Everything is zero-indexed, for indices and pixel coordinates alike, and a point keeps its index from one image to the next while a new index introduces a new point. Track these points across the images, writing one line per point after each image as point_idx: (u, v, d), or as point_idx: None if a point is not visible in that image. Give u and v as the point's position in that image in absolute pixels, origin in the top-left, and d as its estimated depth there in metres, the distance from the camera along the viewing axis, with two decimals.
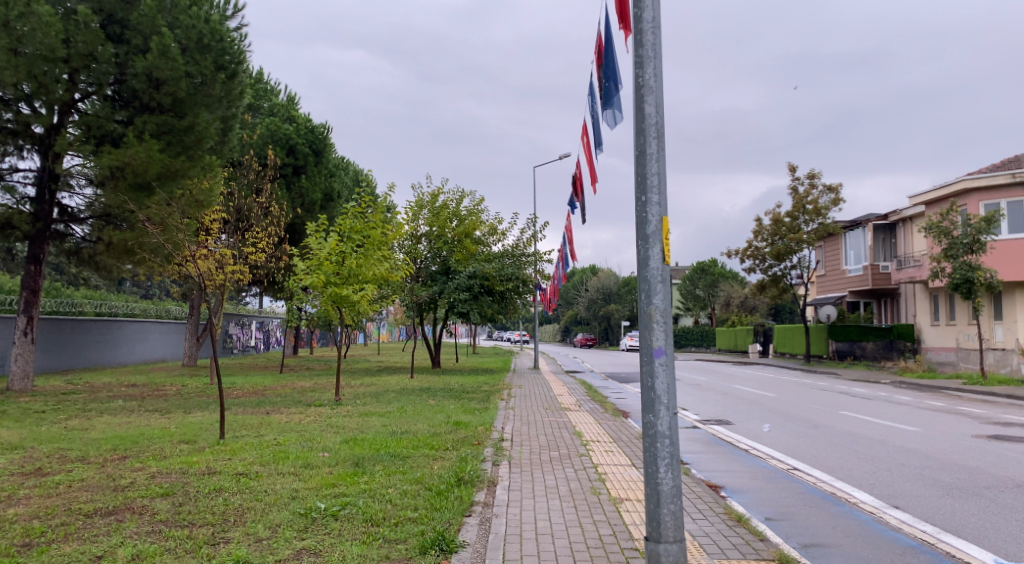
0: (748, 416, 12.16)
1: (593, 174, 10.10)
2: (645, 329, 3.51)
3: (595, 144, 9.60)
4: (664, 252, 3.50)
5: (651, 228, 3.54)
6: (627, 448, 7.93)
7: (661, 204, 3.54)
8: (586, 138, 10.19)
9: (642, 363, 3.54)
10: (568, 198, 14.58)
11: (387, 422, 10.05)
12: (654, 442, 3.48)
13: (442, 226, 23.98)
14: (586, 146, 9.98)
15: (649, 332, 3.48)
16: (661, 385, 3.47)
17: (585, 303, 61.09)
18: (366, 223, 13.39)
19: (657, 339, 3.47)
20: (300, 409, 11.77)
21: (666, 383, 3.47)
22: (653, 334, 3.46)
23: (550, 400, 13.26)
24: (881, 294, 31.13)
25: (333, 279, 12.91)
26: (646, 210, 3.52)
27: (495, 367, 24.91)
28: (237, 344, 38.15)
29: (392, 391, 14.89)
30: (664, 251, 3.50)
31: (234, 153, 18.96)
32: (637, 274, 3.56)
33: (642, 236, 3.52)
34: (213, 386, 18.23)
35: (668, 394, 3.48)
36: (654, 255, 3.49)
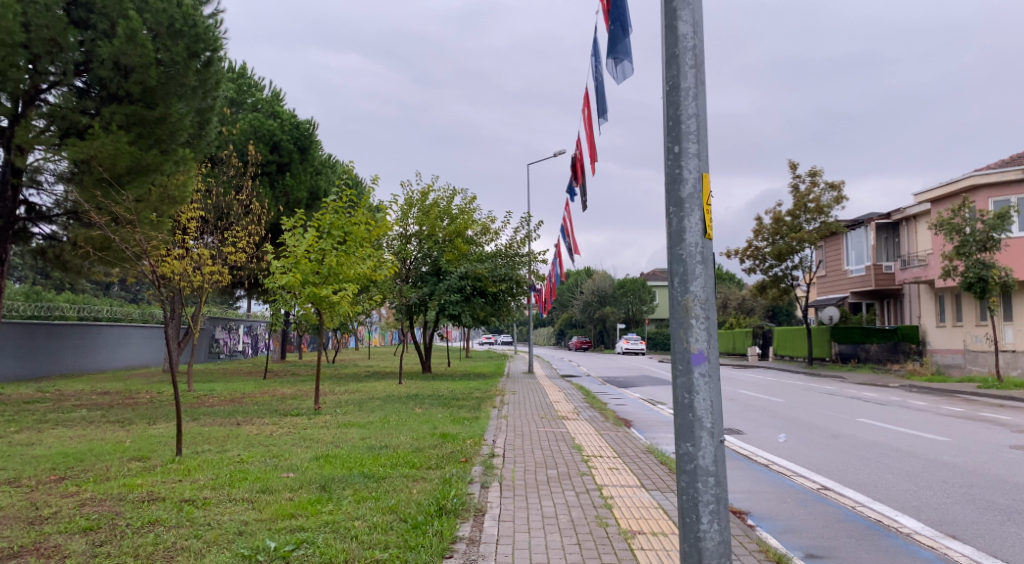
0: (759, 424, 11.28)
1: (592, 152, 9.26)
2: (680, 326, 2.74)
3: (596, 118, 8.75)
4: (706, 223, 2.72)
5: (686, 189, 2.79)
6: (635, 465, 7.05)
7: (700, 156, 2.77)
8: (586, 112, 9.36)
9: (675, 373, 2.75)
10: (566, 186, 13.74)
11: (367, 434, 9.14)
12: (693, 482, 2.69)
13: (432, 224, 23.02)
14: (587, 119, 9.13)
15: (686, 331, 2.71)
16: (702, 404, 2.70)
17: (579, 305, 60.29)
18: (348, 218, 12.47)
19: (697, 341, 2.70)
20: (274, 420, 10.85)
21: (708, 401, 2.69)
22: (691, 334, 2.69)
23: (545, 408, 12.38)
24: (884, 295, 30.39)
25: (311, 278, 12.06)
26: (680, 165, 2.75)
27: (488, 372, 24.01)
28: (223, 349, 37.13)
29: (376, 399, 13.96)
30: (705, 221, 2.72)
31: (213, 147, 18.02)
32: (668, 252, 2.79)
33: (675, 201, 2.76)
34: (191, 393, 17.29)
35: (712, 417, 2.70)
36: (692, 225, 2.72)
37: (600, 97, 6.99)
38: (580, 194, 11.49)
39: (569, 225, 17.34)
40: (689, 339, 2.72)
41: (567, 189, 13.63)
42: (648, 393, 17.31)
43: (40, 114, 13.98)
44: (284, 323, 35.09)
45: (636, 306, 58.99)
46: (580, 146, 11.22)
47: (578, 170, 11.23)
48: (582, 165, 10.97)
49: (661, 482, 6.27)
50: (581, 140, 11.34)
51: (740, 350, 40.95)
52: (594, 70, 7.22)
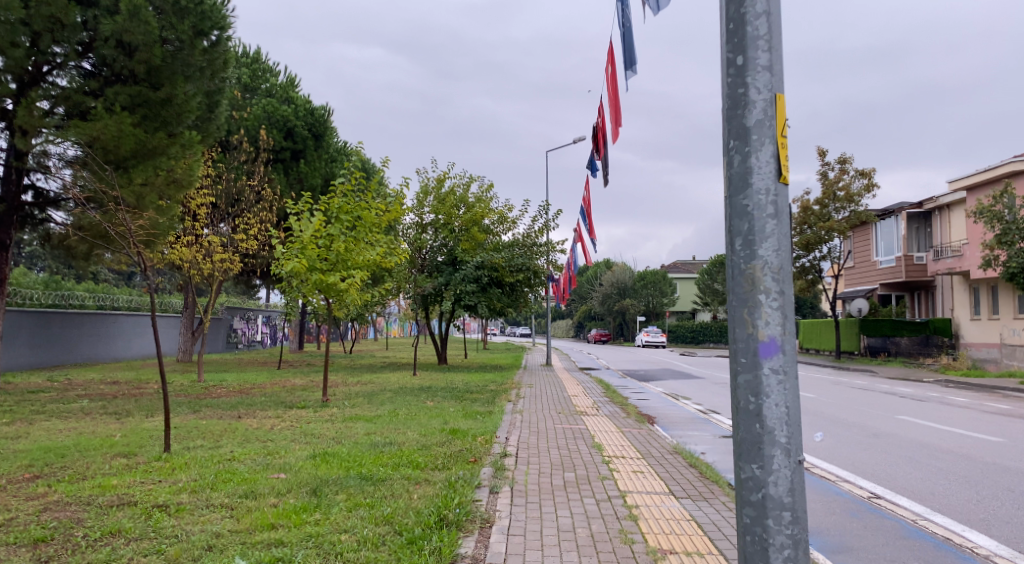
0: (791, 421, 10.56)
1: (617, 119, 8.59)
2: (747, 304, 2.33)
3: (623, 78, 8.06)
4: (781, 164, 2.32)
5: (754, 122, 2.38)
6: (661, 467, 6.39)
7: (771, 79, 2.36)
8: (612, 70, 8.72)
9: (741, 370, 2.33)
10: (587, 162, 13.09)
11: (372, 429, 8.57)
12: (764, 509, 2.27)
13: (449, 213, 22.31)
14: (612, 79, 8.48)
15: (757, 313, 2.30)
16: (774, 408, 2.28)
17: (599, 297, 59.38)
18: (359, 202, 11.88)
19: (768, 326, 2.29)
20: (277, 412, 10.31)
21: (782, 405, 2.28)
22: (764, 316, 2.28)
23: (563, 402, 11.73)
24: (915, 287, 29.34)
25: (318, 265, 11.51)
26: (749, 90, 2.36)
27: (506, 365, 23.39)
28: (241, 340, 36.92)
29: (388, 391, 13.39)
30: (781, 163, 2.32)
31: (222, 132, 17.57)
32: (733, 207, 2.38)
33: (740, 135, 2.36)
34: (199, 384, 16.86)
35: (786, 427, 2.28)
36: (763, 168, 2.33)
37: (628, 47, 6.45)
38: (603, 167, 10.83)
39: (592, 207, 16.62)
40: (757, 324, 2.31)
41: (588, 165, 12.96)
42: (671, 387, 16.61)
43: (52, 97, 13.48)
44: (302, 314, 34.74)
45: (657, 298, 58.06)
46: (604, 116, 10.57)
47: (600, 142, 10.58)
48: (605, 135, 10.31)
49: (690, 488, 5.63)
50: (604, 110, 10.68)
51: None
52: (621, 14, 6.66)
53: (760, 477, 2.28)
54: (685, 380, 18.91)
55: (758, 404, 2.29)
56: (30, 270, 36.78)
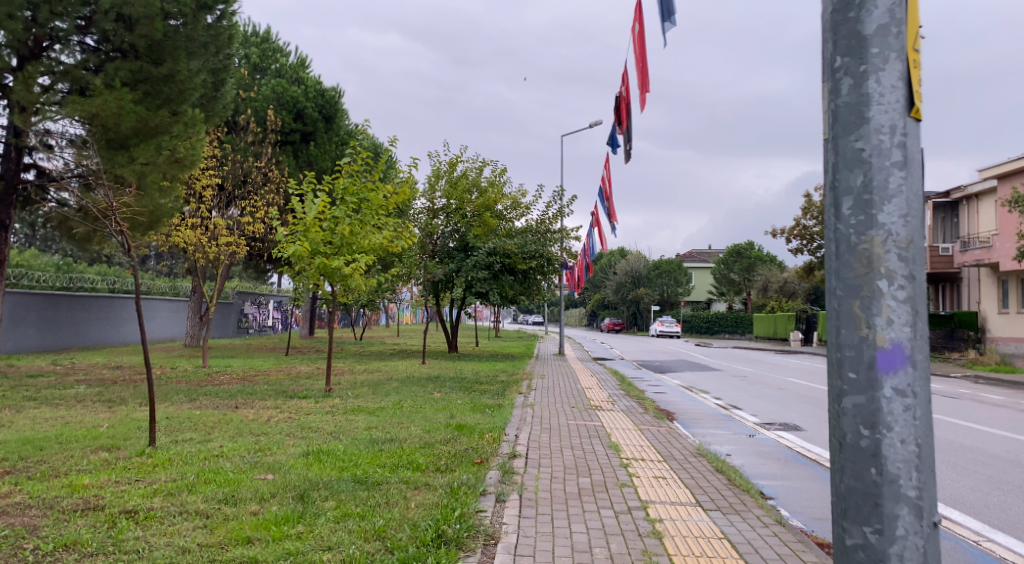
0: (818, 420, 9.92)
1: (644, 82, 7.97)
2: (859, 296, 1.80)
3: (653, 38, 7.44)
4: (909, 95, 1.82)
5: (873, 44, 1.85)
6: (685, 472, 5.83)
7: None
8: (640, 29, 8.10)
9: (850, 388, 1.80)
10: (608, 138, 12.45)
11: (374, 422, 8.07)
12: None
13: (461, 198, 21.76)
14: (640, 39, 7.84)
15: (876, 307, 1.78)
16: (899, 439, 1.75)
17: (613, 286, 58.70)
18: (367, 184, 11.32)
19: (890, 327, 1.76)
20: (277, 403, 9.84)
21: (908, 435, 1.75)
22: (884, 312, 1.77)
23: (576, 395, 11.18)
24: (940, 278, 28.48)
25: (322, 249, 10.99)
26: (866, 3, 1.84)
27: (517, 354, 22.87)
28: (253, 325, 36.71)
29: (394, 381, 12.90)
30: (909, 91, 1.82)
31: (228, 112, 17.10)
32: (841, 160, 1.86)
33: (854, 59, 1.85)
34: (203, 370, 16.51)
35: (913, 465, 1.75)
36: (883, 106, 1.82)
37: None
38: (625, 141, 10.22)
39: (611, 188, 15.96)
40: (873, 323, 1.78)
41: (609, 141, 12.33)
42: (689, 380, 16.02)
43: (56, 75, 13.05)
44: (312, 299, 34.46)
45: (672, 288, 57.38)
46: (627, 86, 9.95)
47: (623, 114, 9.98)
48: (628, 106, 9.70)
49: (719, 498, 5.07)
50: (628, 79, 10.06)
51: (781, 334, 39.21)
52: None
53: (877, 544, 1.75)
54: (702, 373, 18.29)
55: (874, 439, 1.76)
56: (43, 253, 36.69)
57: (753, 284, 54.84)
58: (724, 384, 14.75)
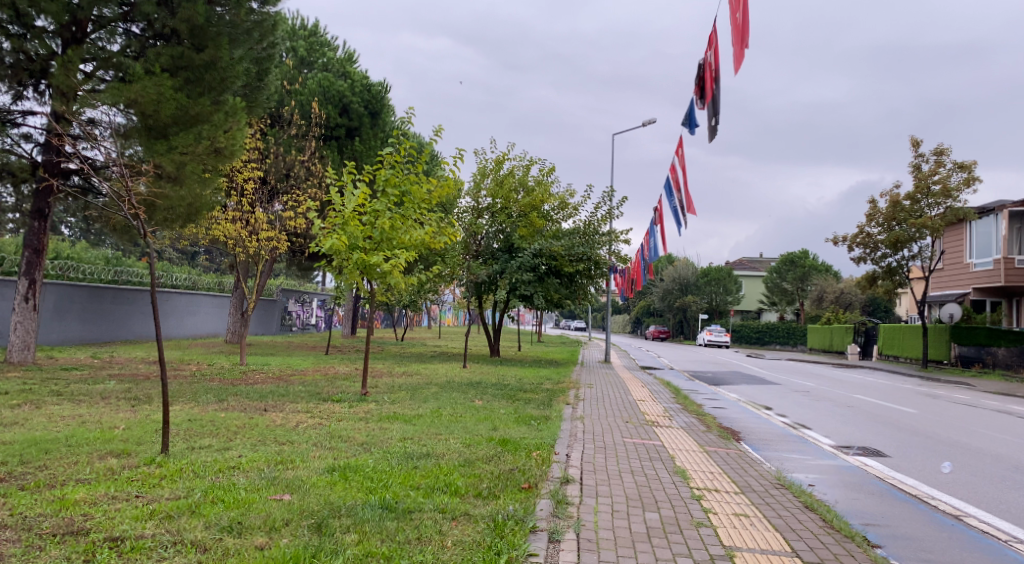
0: (903, 445, 8.82)
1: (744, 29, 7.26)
2: None
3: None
4: None
5: None
6: (770, 510, 4.95)
7: None
8: None
9: None
10: (684, 119, 11.66)
11: (409, 433, 7.35)
12: None
13: (506, 197, 21.02)
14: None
15: None
16: None
17: (659, 293, 57.30)
18: (409, 176, 10.61)
19: None
20: (307, 406, 9.19)
21: None
22: None
23: (629, 408, 10.30)
24: (1014, 292, 26.64)
25: (361, 243, 10.37)
26: None
27: (560, 360, 21.99)
28: (296, 322, 36.61)
29: (432, 385, 12.18)
30: None
31: (271, 104, 16.72)
32: None
33: None
34: (239, 367, 16.11)
35: None
36: None
37: None
38: (709, 115, 9.45)
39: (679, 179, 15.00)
40: None
41: (686, 122, 11.53)
42: (747, 394, 14.95)
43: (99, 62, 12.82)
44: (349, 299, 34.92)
45: (720, 296, 55.75)
46: (715, 54, 9.23)
47: (709, 84, 9.32)
48: (716, 71, 9.01)
49: (820, 546, 4.18)
50: (714, 45, 9.31)
51: (837, 347, 37.48)
52: None
53: None
54: (759, 386, 17.16)
55: None
56: (96, 247, 37.20)
57: (806, 294, 52.89)
58: (786, 401, 13.66)
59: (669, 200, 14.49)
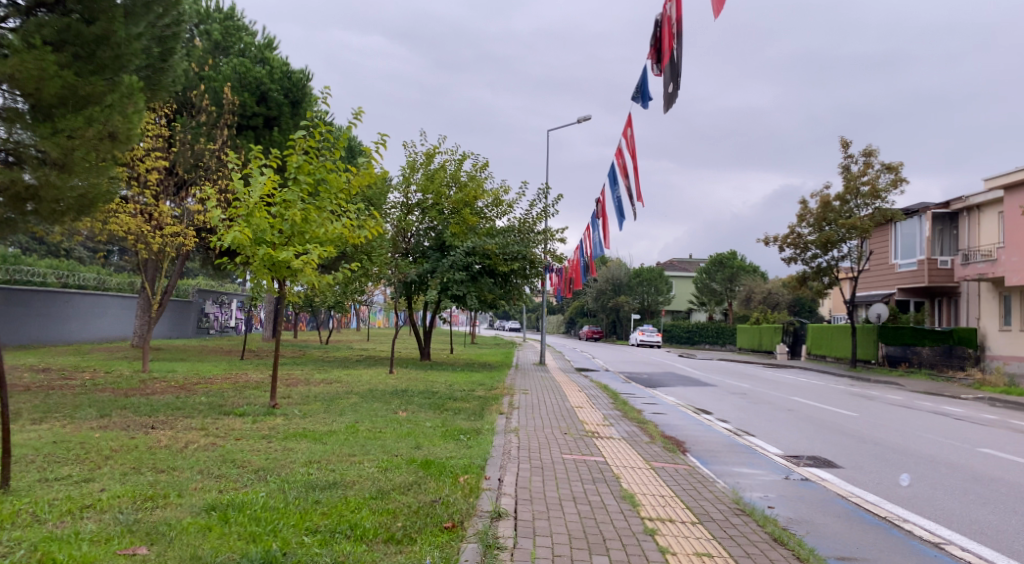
0: (854, 454, 8.35)
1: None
2: None
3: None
4: None
5: None
6: (736, 546, 4.23)
7: None
8: None
9: None
10: (636, 91, 10.96)
11: (317, 455, 6.35)
12: None
13: (438, 192, 20.08)
14: None
15: None
16: None
17: (592, 294, 57.31)
18: (324, 163, 9.57)
19: None
20: (202, 422, 8.04)
21: None
22: None
23: (567, 418, 9.52)
24: (936, 292, 27.43)
25: (269, 237, 9.29)
26: None
27: (494, 362, 21.17)
28: (214, 325, 34.61)
29: (353, 394, 11.13)
30: None
31: (176, 87, 15.29)
32: None
33: None
34: (141, 375, 14.63)
35: None
36: None
37: None
38: (668, 79, 8.80)
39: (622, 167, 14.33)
40: None
41: (639, 94, 10.85)
42: (685, 398, 14.46)
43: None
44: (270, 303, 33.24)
45: (652, 296, 56.06)
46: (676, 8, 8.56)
47: (668, 42, 8.62)
48: (677, 26, 8.30)
49: None
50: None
51: (766, 346, 38.03)
52: None
53: None
54: (696, 388, 16.79)
55: None
56: None
57: (735, 294, 53.85)
58: (727, 405, 13.22)
59: (614, 188, 13.65)
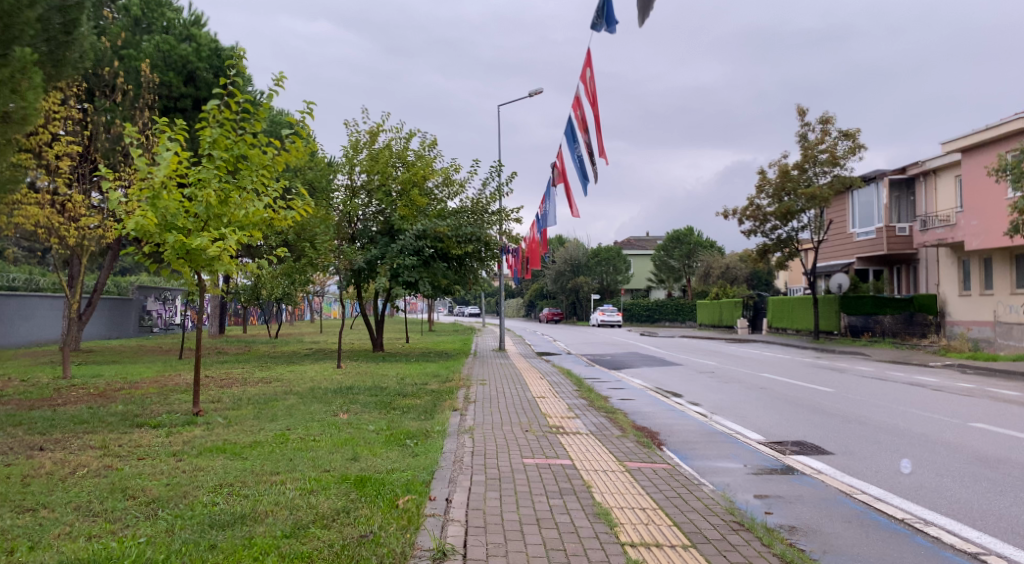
0: (843, 439, 7.63)
1: None
2: None
3: None
4: None
5: None
6: None
7: None
8: None
9: None
10: (597, 18, 9.96)
11: (231, 478, 5.26)
12: None
13: (384, 172, 18.87)
14: None
15: None
16: None
17: (551, 276, 56.67)
18: (243, 136, 8.40)
19: None
20: (103, 438, 6.83)
21: None
22: None
23: (529, 411, 8.55)
24: (895, 260, 27.34)
25: (180, 222, 8.03)
26: None
27: (452, 351, 20.18)
28: (158, 323, 32.81)
29: (291, 395, 10.00)
30: None
31: (85, 64, 13.74)
32: None
33: None
34: (60, 381, 13.17)
35: None
36: None
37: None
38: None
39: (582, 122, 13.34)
40: None
41: (602, 21, 9.82)
42: (652, 380, 13.68)
43: None
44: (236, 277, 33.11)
45: (611, 276, 56.00)
46: None
47: None
48: None
49: None
50: None
51: (726, 321, 37.82)
52: None
53: None
54: (663, 368, 16.08)
55: None
56: None
57: (693, 270, 53.72)
58: (698, 387, 12.47)
59: (573, 147, 12.69)
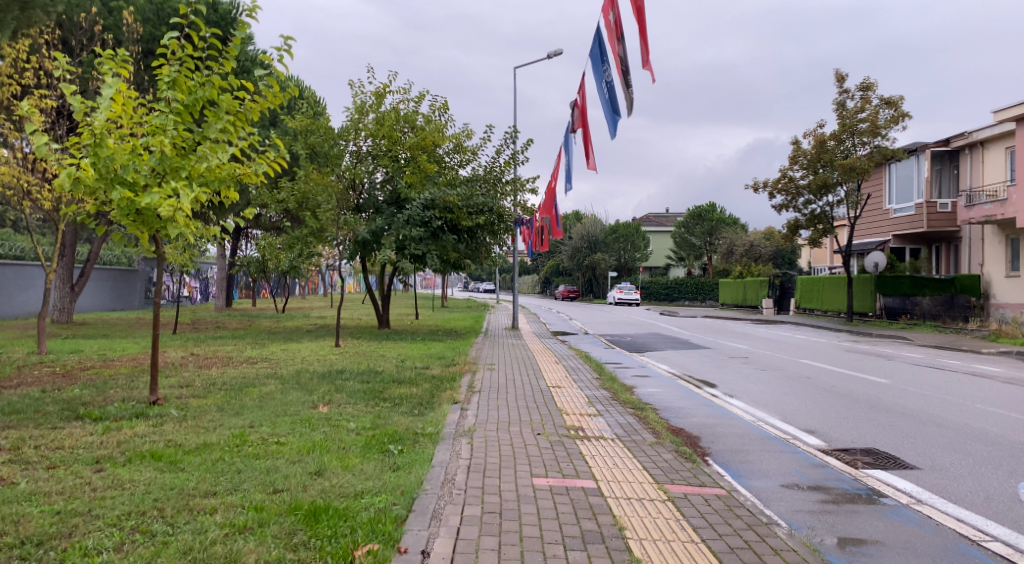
0: (926, 450, 6.23)
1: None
2: None
3: None
4: None
5: None
6: None
7: None
8: None
9: None
10: None
11: (149, 503, 3.96)
12: None
13: (390, 136, 17.42)
14: None
15: None
16: None
17: (568, 252, 55.22)
18: (208, 77, 6.99)
19: None
20: (22, 436, 5.58)
21: None
22: None
23: (542, 407, 7.20)
24: (934, 238, 25.65)
25: (128, 176, 6.66)
26: None
27: (461, 329, 18.91)
28: (162, 295, 31.72)
29: (271, 380, 8.75)
30: None
31: (59, 8, 12.28)
32: None
33: None
34: (30, 358, 11.94)
35: None
36: None
37: None
38: None
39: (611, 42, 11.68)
40: None
41: None
42: (679, 365, 12.34)
43: None
44: (250, 233, 32.52)
45: (629, 253, 53.40)
46: None
47: None
48: None
49: None
50: None
51: (750, 301, 36.22)
52: None
53: None
54: (689, 352, 14.72)
55: None
56: None
57: (715, 248, 51.98)
58: (734, 375, 11.11)
59: (602, 70, 11.08)
